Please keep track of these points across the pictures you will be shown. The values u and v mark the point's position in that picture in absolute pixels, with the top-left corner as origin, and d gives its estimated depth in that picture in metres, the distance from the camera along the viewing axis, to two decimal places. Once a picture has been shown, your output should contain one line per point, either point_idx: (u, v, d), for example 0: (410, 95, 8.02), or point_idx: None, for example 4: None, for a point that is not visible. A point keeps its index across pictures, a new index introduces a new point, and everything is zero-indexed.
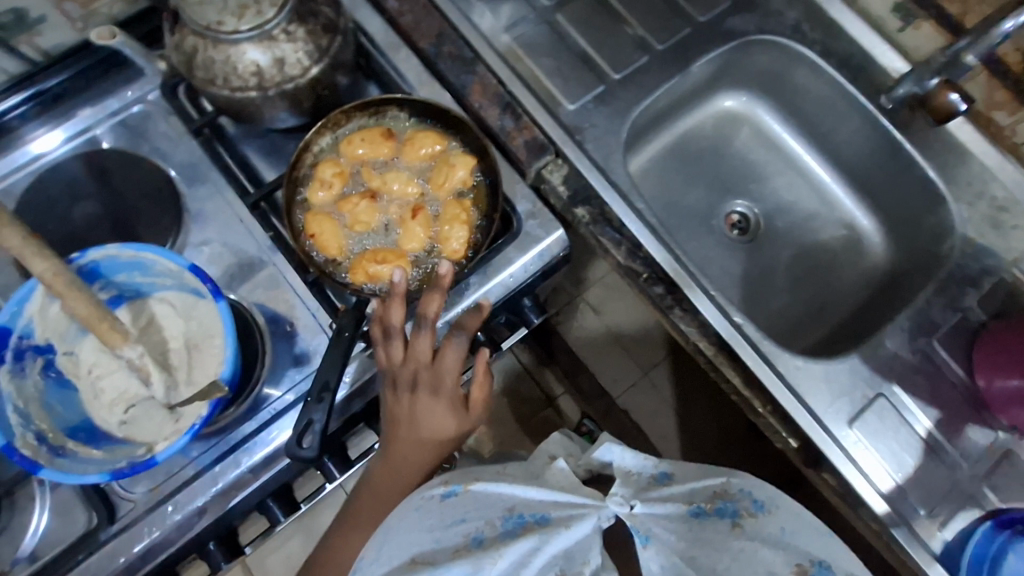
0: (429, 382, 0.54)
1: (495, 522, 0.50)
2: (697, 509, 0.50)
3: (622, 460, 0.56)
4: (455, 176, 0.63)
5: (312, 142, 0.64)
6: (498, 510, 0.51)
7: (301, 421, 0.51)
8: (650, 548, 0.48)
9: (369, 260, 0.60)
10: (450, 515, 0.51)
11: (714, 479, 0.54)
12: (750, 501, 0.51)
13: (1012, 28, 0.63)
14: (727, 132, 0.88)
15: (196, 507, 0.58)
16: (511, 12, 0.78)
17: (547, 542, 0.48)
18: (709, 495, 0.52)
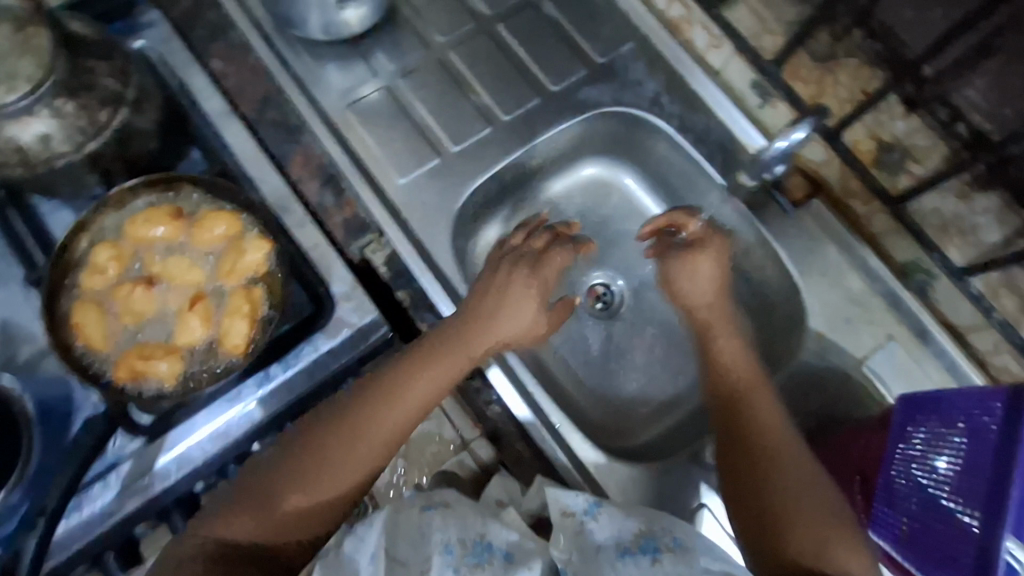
0: (530, 263, 0.60)
1: (456, 549, 0.50)
2: (623, 549, 0.50)
3: (566, 499, 0.55)
4: (244, 261, 0.59)
5: (90, 222, 0.60)
6: (472, 534, 0.51)
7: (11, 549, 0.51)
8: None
9: (136, 356, 0.56)
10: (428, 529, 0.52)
11: (642, 518, 0.53)
12: (670, 536, 0.50)
13: (785, 147, 0.62)
14: (595, 202, 0.83)
15: None
16: (349, 75, 0.73)
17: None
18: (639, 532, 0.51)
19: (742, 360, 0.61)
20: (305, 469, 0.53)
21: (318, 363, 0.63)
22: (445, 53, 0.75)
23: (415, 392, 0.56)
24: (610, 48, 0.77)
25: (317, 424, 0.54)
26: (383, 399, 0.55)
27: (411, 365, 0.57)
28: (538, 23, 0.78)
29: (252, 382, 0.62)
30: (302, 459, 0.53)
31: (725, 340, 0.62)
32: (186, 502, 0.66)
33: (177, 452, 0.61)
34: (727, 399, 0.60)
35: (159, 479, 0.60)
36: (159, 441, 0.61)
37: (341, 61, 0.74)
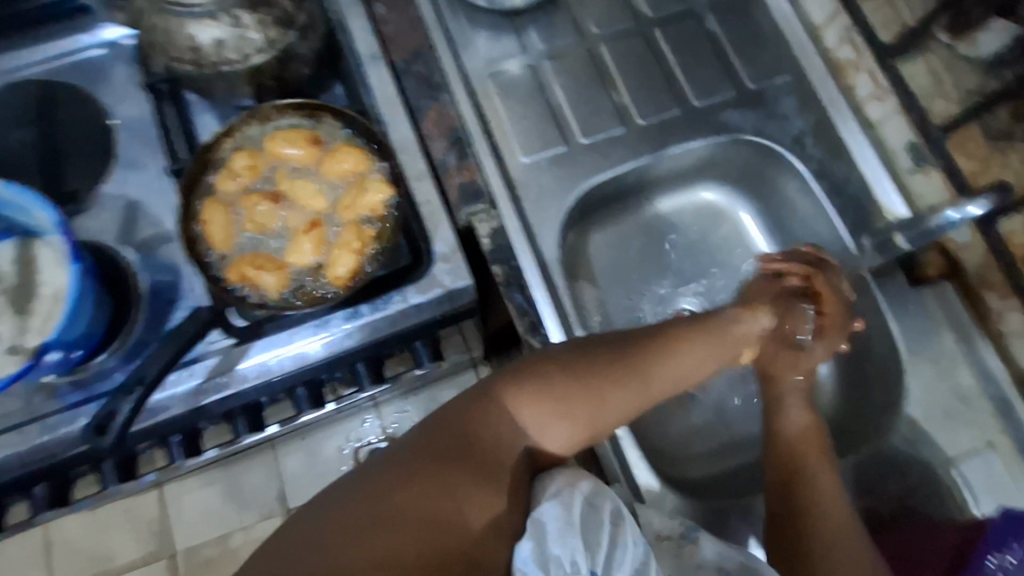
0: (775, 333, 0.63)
1: (618, 529, 0.49)
2: None
3: (655, 523, 0.57)
4: (365, 199, 0.61)
5: (235, 129, 0.63)
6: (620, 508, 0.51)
7: (105, 407, 0.54)
8: None
9: (248, 263, 0.59)
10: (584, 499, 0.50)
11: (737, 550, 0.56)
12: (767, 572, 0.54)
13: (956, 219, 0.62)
14: (703, 227, 0.80)
15: (18, 453, 0.60)
16: (499, 46, 0.74)
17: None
18: (738, 563, 0.55)
19: (807, 424, 0.60)
20: (561, 398, 0.53)
21: (404, 313, 0.65)
22: (597, 44, 0.75)
23: (668, 371, 0.56)
24: (764, 75, 0.75)
25: (563, 364, 0.54)
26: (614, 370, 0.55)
27: (660, 342, 0.57)
28: (696, 35, 0.76)
29: (340, 316, 0.64)
30: (564, 387, 0.54)
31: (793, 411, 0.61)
32: (249, 408, 0.69)
33: (258, 361, 0.64)
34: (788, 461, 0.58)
35: (236, 381, 0.63)
36: (244, 346, 0.64)
37: (495, 31, 0.75)
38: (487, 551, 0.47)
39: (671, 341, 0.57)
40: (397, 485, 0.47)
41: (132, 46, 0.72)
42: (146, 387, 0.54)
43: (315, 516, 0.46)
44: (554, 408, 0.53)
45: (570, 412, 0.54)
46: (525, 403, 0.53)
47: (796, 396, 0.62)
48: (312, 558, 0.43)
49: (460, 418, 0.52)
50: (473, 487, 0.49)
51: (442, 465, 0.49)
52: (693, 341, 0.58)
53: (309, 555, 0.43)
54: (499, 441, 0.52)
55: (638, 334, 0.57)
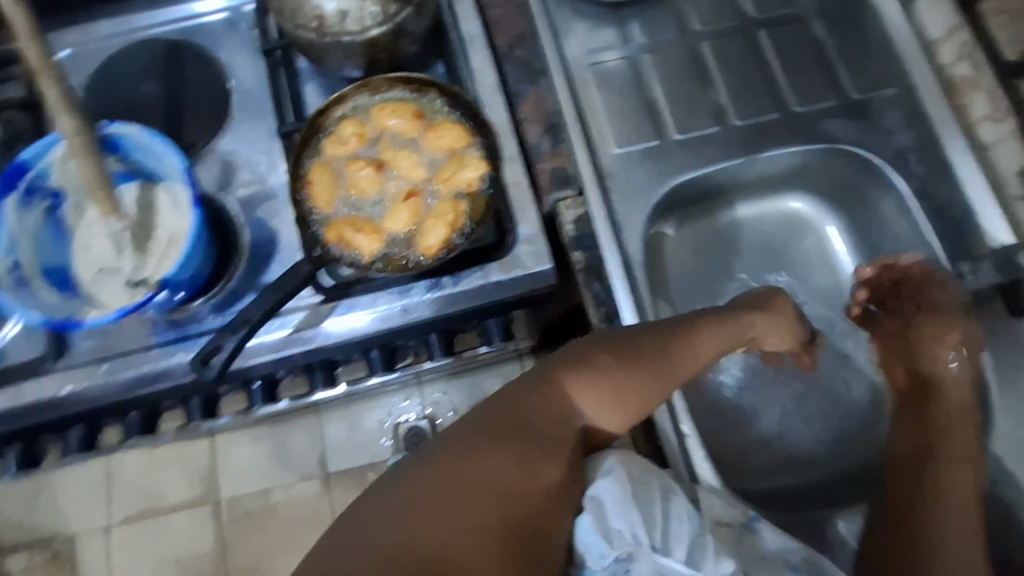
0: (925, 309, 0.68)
1: (672, 504, 0.53)
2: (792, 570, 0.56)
3: (711, 509, 0.59)
4: (462, 174, 0.63)
5: (347, 97, 0.66)
6: (676, 489, 0.54)
7: (210, 344, 0.58)
8: None
9: (347, 225, 0.61)
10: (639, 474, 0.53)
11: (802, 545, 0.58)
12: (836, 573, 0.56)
13: None
14: (786, 237, 0.78)
15: (122, 379, 0.65)
16: (600, 37, 0.75)
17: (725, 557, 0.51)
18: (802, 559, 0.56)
19: (971, 458, 0.59)
20: (613, 386, 0.53)
21: (484, 289, 0.67)
22: (699, 42, 0.74)
23: (691, 362, 0.57)
24: (871, 87, 0.73)
25: (620, 354, 0.54)
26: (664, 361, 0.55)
27: (684, 333, 0.58)
28: (802, 41, 0.74)
29: (422, 286, 0.67)
30: (617, 377, 0.53)
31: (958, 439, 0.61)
32: (326, 364, 0.72)
33: (342, 318, 0.67)
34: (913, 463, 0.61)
35: (320, 336, 0.66)
36: (331, 304, 0.67)
37: (598, 22, 0.75)
38: (549, 523, 0.49)
39: (691, 334, 0.58)
40: (467, 462, 0.47)
41: (254, 12, 0.76)
42: (248, 330, 0.58)
43: (381, 495, 0.47)
44: (606, 394, 0.53)
45: (621, 399, 0.54)
46: (582, 392, 0.53)
47: (966, 441, 0.60)
48: (393, 529, 0.43)
49: (518, 399, 0.51)
50: (535, 464, 0.49)
51: (515, 445, 0.49)
52: (708, 336, 0.59)
53: (398, 525, 0.44)
54: (558, 422, 0.52)
55: (681, 327, 0.58)
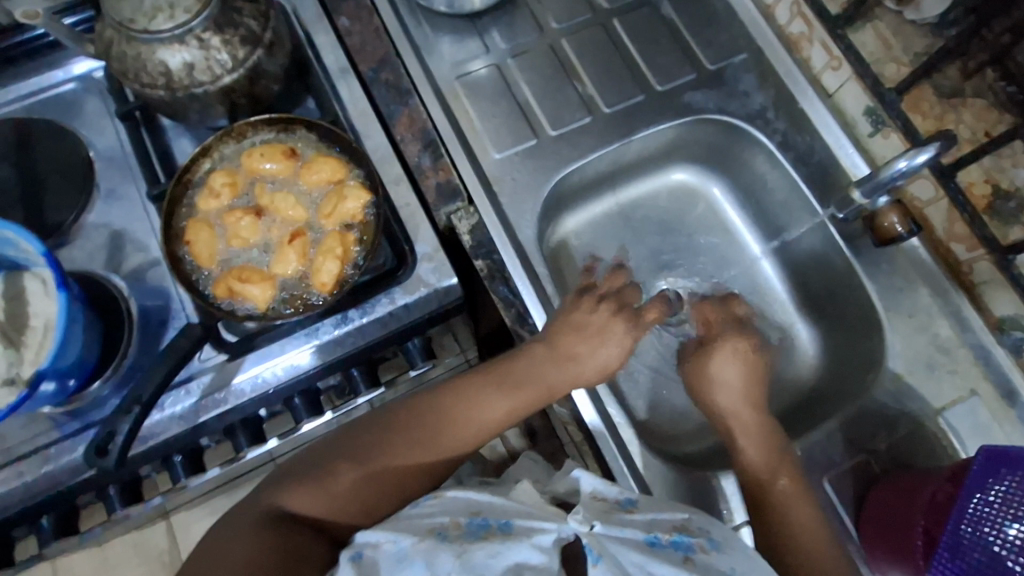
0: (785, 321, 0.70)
1: (426, 542, 0.50)
2: (654, 539, 0.52)
3: (589, 483, 0.57)
4: (345, 206, 0.62)
5: (212, 148, 0.64)
6: (465, 513, 0.53)
7: (104, 429, 0.55)
8: (599, 566, 0.49)
9: (234, 277, 0.59)
10: (413, 520, 0.53)
11: (678, 514, 0.56)
12: (706, 538, 0.54)
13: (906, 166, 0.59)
14: (679, 208, 0.82)
15: (22, 484, 0.61)
16: (463, 49, 0.76)
17: (509, 548, 0.49)
18: (670, 527, 0.54)
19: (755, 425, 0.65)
20: (340, 473, 0.56)
21: (392, 314, 0.66)
22: (558, 39, 0.76)
23: (467, 416, 0.59)
24: (723, 55, 0.77)
25: (353, 438, 0.58)
26: (399, 430, 0.58)
27: (455, 393, 0.60)
28: (653, 23, 0.78)
29: (331, 322, 0.66)
30: (345, 460, 0.57)
31: (723, 379, 0.67)
32: (246, 421, 0.69)
33: (251, 373, 0.65)
34: (751, 489, 0.62)
35: (232, 396, 0.64)
36: (238, 360, 0.65)
37: (459, 34, 0.76)
38: None
39: (473, 390, 0.60)
40: None
41: (105, 77, 0.73)
42: (143, 407, 0.55)
43: None
44: (342, 484, 0.55)
45: (351, 487, 0.56)
46: (305, 491, 0.55)
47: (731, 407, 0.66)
48: None
49: (235, 520, 0.54)
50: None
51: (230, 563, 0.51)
52: (496, 386, 0.60)
53: None
54: (277, 526, 0.53)
55: (420, 397, 0.60)
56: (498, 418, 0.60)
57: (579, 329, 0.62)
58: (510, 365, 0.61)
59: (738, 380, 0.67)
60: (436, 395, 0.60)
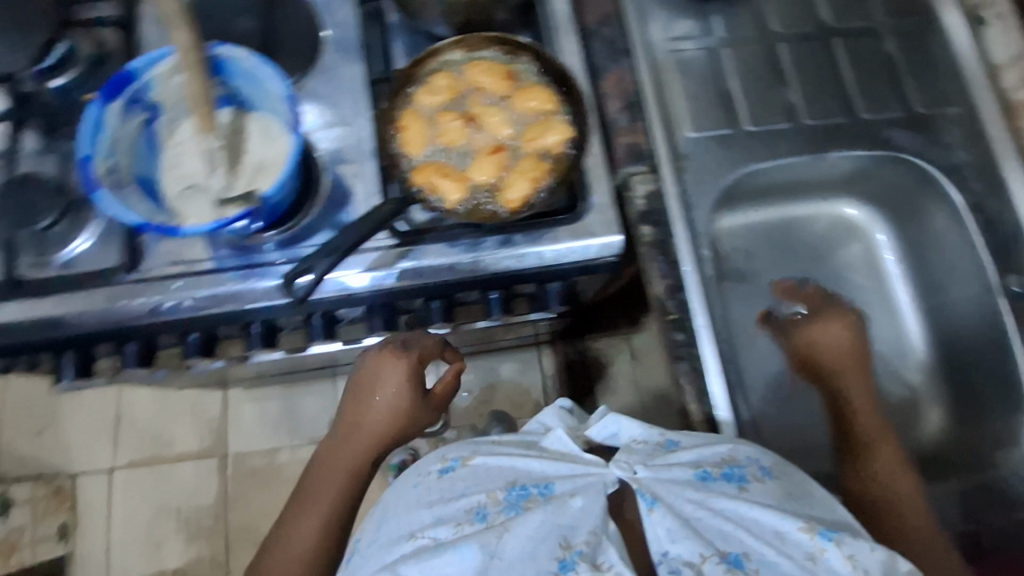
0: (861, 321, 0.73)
1: (464, 526, 0.52)
2: (704, 474, 0.54)
3: (628, 432, 0.61)
4: (549, 137, 0.65)
5: (443, 50, 0.67)
6: (502, 482, 0.55)
7: (304, 265, 0.59)
8: (656, 509, 0.51)
9: (435, 170, 0.63)
10: (453, 491, 0.56)
11: (721, 446, 0.57)
12: (758, 469, 0.55)
13: None
14: (836, 241, 0.83)
15: (197, 296, 0.66)
16: (683, 27, 0.77)
17: (552, 511, 0.51)
18: (715, 465, 0.55)
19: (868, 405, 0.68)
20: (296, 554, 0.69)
21: (555, 251, 0.68)
22: (777, 42, 0.77)
23: (362, 411, 0.72)
24: (935, 103, 0.76)
25: (290, 516, 0.71)
26: (310, 499, 0.71)
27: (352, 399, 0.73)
28: (873, 53, 0.77)
29: (494, 240, 0.68)
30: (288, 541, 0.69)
31: (827, 343, 0.70)
32: (387, 303, 0.73)
33: (412, 264, 0.68)
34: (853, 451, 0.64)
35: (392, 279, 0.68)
36: (404, 250, 0.68)
37: (683, 12, 0.78)
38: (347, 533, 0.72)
39: (354, 389, 0.72)
40: None
41: None
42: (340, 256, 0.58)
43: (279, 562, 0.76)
44: (316, 488, 0.70)
45: (324, 484, 0.71)
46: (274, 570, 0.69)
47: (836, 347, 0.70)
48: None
49: None
50: None
51: None
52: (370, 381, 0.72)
53: None
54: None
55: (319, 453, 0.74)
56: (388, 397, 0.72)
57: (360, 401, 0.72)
58: (346, 436, 0.72)
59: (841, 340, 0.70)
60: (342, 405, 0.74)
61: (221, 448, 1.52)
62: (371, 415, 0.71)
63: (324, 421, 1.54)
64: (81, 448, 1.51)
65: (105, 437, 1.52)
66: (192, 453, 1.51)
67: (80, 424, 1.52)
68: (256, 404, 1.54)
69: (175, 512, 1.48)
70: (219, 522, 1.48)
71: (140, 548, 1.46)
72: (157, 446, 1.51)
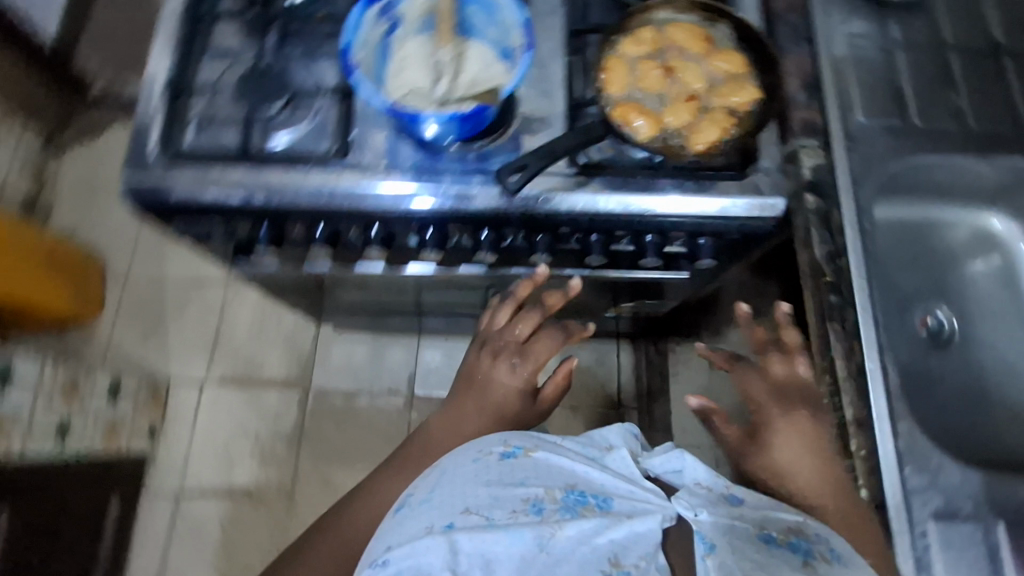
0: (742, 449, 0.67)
1: (520, 513, 0.58)
2: (769, 536, 0.57)
3: (692, 471, 0.69)
4: (741, 97, 0.70)
5: (650, 10, 0.75)
6: (561, 482, 0.62)
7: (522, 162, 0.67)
8: (711, 556, 0.56)
9: (634, 108, 0.69)
10: (514, 476, 0.62)
11: (796, 517, 0.59)
12: (828, 547, 0.55)
13: None
14: (974, 248, 0.90)
15: (393, 191, 0.73)
16: (861, 26, 0.82)
17: (609, 521, 0.58)
18: (785, 529, 0.57)
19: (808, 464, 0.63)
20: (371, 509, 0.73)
21: (722, 206, 0.71)
22: (949, 53, 0.82)
23: (476, 406, 0.78)
24: None
25: (378, 480, 0.76)
26: (406, 461, 0.77)
27: (470, 387, 0.80)
28: None
29: (668, 184, 0.71)
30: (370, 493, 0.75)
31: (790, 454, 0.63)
32: (552, 231, 0.77)
33: (586, 197, 0.72)
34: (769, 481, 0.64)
35: (565, 206, 0.72)
36: (580, 181, 0.72)
37: (862, 14, 0.83)
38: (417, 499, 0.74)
39: (474, 381, 0.80)
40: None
41: None
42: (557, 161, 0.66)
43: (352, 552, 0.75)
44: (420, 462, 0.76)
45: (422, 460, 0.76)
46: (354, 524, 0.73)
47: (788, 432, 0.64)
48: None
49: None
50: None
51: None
52: (488, 381, 0.79)
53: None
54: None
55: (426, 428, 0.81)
56: (504, 396, 0.78)
57: (474, 386, 0.80)
58: (460, 419, 0.78)
59: (820, 484, 0.61)
60: (461, 393, 0.80)
61: (304, 382, 1.60)
62: (476, 407, 0.78)
63: (404, 373, 1.60)
64: (179, 358, 1.60)
65: (203, 351, 1.61)
66: (278, 380, 1.59)
67: (181, 335, 1.62)
68: (345, 347, 1.62)
69: (253, 433, 1.56)
70: (293, 450, 1.54)
71: (215, 461, 1.53)
72: (249, 368, 1.60)
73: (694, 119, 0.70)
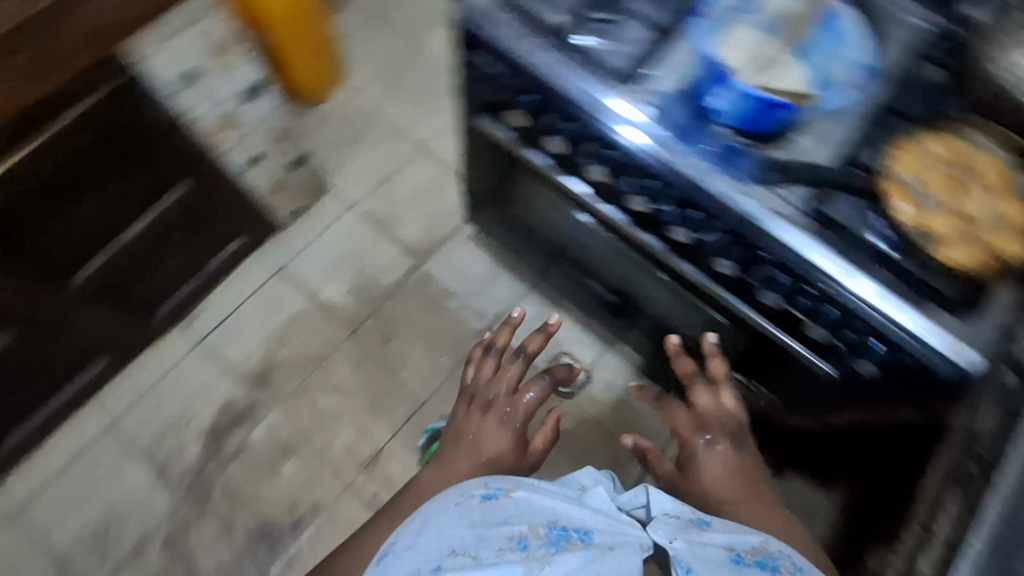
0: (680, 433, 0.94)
1: (508, 552, 0.63)
2: (738, 558, 0.65)
3: (662, 505, 0.74)
4: (1013, 244, 0.69)
5: (970, 126, 0.76)
6: (545, 519, 0.68)
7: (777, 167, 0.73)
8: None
9: (907, 195, 0.71)
10: (499, 517, 0.68)
11: (758, 537, 0.69)
12: (789, 563, 0.66)
13: None
14: None
15: (649, 133, 0.79)
16: None
17: (589, 554, 0.62)
18: (749, 555, 0.66)
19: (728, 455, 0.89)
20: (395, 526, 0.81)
21: (915, 326, 0.70)
22: None
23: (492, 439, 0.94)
24: None
25: (404, 497, 0.86)
26: (421, 485, 0.87)
27: (457, 438, 0.95)
28: None
29: (879, 277, 0.72)
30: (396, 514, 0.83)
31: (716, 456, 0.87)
32: (749, 249, 0.80)
33: (800, 241, 0.74)
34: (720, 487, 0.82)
35: (777, 237, 0.74)
36: (805, 224, 0.74)
37: None
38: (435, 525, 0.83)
39: (474, 422, 0.97)
40: None
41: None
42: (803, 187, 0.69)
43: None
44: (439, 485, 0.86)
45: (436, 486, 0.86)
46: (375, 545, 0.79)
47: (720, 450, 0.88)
48: None
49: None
50: None
51: None
52: (458, 437, 0.95)
53: None
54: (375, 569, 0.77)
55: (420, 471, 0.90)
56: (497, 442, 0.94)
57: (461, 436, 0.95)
58: (482, 446, 0.93)
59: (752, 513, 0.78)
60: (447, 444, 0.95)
61: (422, 256, 1.71)
62: (470, 463, 0.90)
63: (499, 305, 1.66)
64: (350, 173, 1.78)
65: (370, 179, 1.78)
66: (405, 240, 1.72)
67: (364, 158, 1.80)
68: (471, 253, 1.71)
69: (360, 266, 1.70)
70: (378, 299, 1.67)
71: (319, 264, 1.69)
72: (392, 215, 1.75)
73: (956, 234, 0.70)
